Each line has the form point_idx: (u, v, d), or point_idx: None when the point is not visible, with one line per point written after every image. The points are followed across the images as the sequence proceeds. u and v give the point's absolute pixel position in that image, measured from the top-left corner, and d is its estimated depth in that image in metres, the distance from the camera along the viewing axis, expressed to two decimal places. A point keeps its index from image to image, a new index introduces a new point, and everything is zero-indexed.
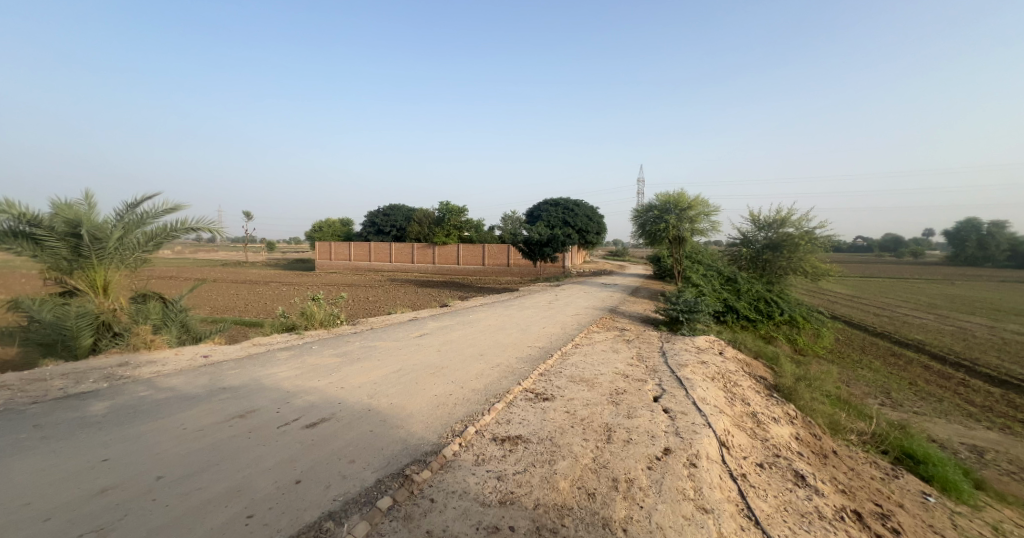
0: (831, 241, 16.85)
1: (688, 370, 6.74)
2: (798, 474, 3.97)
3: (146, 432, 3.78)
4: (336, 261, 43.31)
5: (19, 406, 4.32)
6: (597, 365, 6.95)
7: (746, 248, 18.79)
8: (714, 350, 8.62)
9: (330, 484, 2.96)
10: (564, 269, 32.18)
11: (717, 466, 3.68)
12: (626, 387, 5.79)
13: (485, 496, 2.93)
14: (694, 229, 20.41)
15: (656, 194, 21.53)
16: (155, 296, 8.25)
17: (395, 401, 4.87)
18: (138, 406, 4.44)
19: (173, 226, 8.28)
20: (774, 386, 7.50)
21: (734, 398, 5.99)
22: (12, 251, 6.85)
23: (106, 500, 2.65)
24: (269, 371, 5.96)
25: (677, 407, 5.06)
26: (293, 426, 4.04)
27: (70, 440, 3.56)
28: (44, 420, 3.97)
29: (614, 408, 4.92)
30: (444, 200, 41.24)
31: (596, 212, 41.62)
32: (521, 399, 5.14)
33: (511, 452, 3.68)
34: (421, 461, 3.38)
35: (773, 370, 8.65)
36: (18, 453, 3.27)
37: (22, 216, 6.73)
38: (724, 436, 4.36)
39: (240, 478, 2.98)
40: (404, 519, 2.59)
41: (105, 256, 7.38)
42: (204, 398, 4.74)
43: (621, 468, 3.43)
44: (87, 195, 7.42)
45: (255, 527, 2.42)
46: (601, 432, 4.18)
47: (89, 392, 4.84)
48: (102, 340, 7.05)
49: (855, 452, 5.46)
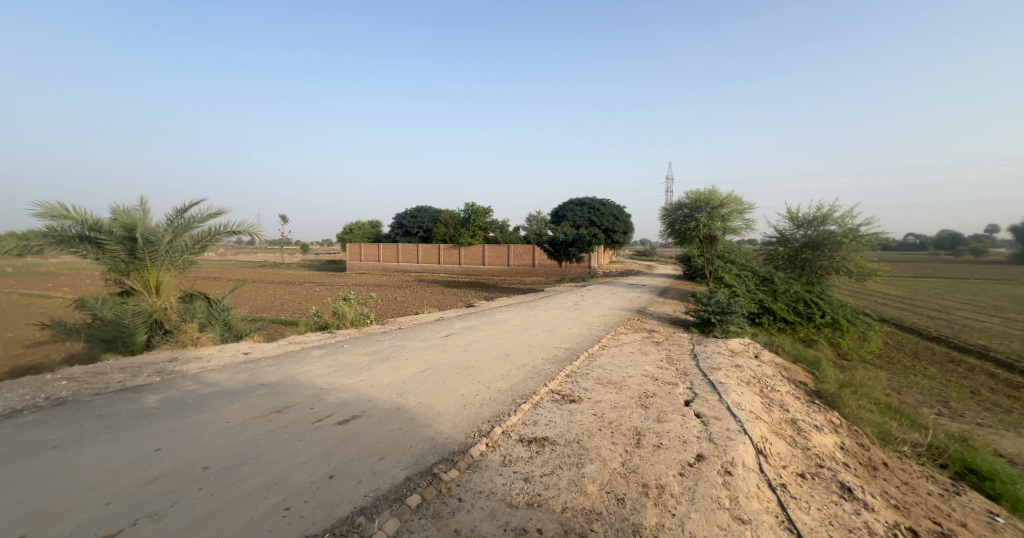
0: (879, 239, 15.84)
1: (721, 373, 6.51)
2: (845, 486, 3.74)
3: (193, 425, 4.00)
4: (366, 263, 44.59)
5: (84, 397, 4.68)
6: (625, 367, 6.83)
7: (783, 248, 18.02)
8: (749, 353, 8.26)
9: (362, 480, 3.03)
10: (590, 269, 31.77)
11: (755, 475, 3.52)
12: (655, 390, 5.64)
13: (512, 497, 2.92)
14: (726, 228, 19.73)
15: (686, 192, 20.89)
16: (201, 296, 8.75)
17: (423, 400, 4.93)
18: (186, 400, 4.70)
19: (217, 230, 8.78)
20: (815, 392, 7.12)
21: (772, 404, 5.73)
22: (77, 254, 7.43)
23: (158, 487, 2.82)
24: (304, 368, 6.19)
25: (710, 412, 4.86)
26: (326, 422, 4.17)
27: (127, 430, 3.81)
28: (105, 410, 4.28)
29: (644, 412, 4.80)
30: (470, 202, 42.32)
31: (622, 212, 41.31)
32: (548, 400, 5.11)
33: (538, 453, 3.65)
34: (449, 460, 3.41)
35: (815, 375, 8.22)
36: (83, 441, 3.53)
37: (84, 222, 7.29)
38: (763, 444, 4.16)
39: (278, 472, 3.10)
40: (432, 517, 2.63)
41: (157, 258, 7.89)
42: (244, 394, 4.97)
43: (651, 473, 3.34)
44: (141, 202, 7.96)
45: (292, 520, 2.51)
46: (631, 436, 4.08)
47: (144, 386, 5.18)
48: (155, 336, 7.55)
49: (909, 465, 5.10)
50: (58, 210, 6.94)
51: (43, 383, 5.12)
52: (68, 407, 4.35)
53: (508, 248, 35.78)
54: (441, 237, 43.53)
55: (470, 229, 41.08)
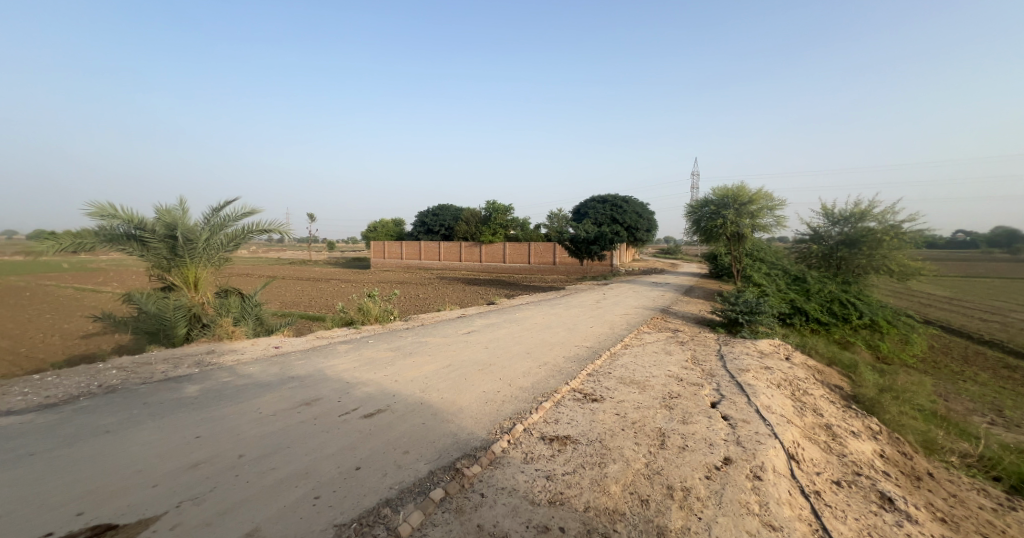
0: (924, 236, 14.96)
1: (750, 375, 6.31)
2: (886, 496, 3.56)
3: (229, 415, 4.19)
4: (389, 261, 45.47)
5: (132, 386, 4.98)
6: (649, 367, 6.71)
7: (817, 245, 17.28)
8: (780, 355, 7.97)
9: (387, 472, 3.10)
10: (613, 267, 31.34)
11: (787, 481, 3.40)
12: (679, 391, 5.52)
13: (534, 495, 2.92)
14: (755, 225, 19.09)
15: (712, 189, 20.31)
16: (235, 291, 9.14)
17: (445, 396, 5.00)
18: (223, 391, 4.93)
19: (250, 228, 9.14)
20: (852, 397, 6.80)
21: (805, 408, 5.52)
22: (125, 252, 7.89)
23: (198, 472, 2.97)
24: (331, 363, 6.37)
25: (738, 415, 4.72)
26: (352, 415, 4.29)
27: (170, 418, 4.03)
28: (150, 399, 4.54)
29: (668, 413, 4.71)
30: (491, 201, 42.51)
31: (646, 209, 40.56)
32: (570, 399, 5.08)
33: (560, 452, 3.64)
34: (471, 455, 3.45)
35: (852, 379, 7.85)
36: (131, 427, 3.75)
37: (131, 222, 7.73)
38: (794, 449, 4.01)
39: (308, 462, 3.21)
40: (456, 511, 2.66)
41: (195, 255, 8.28)
42: (276, 386, 5.17)
43: (676, 476, 3.27)
44: (181, 201, 8.37)
45: (322, 508, 2.59)
46: (655, 437, 4.01)
47: (184, 376, 5.46)
48: (194, 329, 7.96)
49: (958, 477, 4.80)
50: (109, 210, 7.39)
51: (96, 372, 5.48)
52: (118, 395, 4.63)
53: (530, 245, 35.71)
54: (463, 234, 43.85)
55: (491, 227, 41.23)
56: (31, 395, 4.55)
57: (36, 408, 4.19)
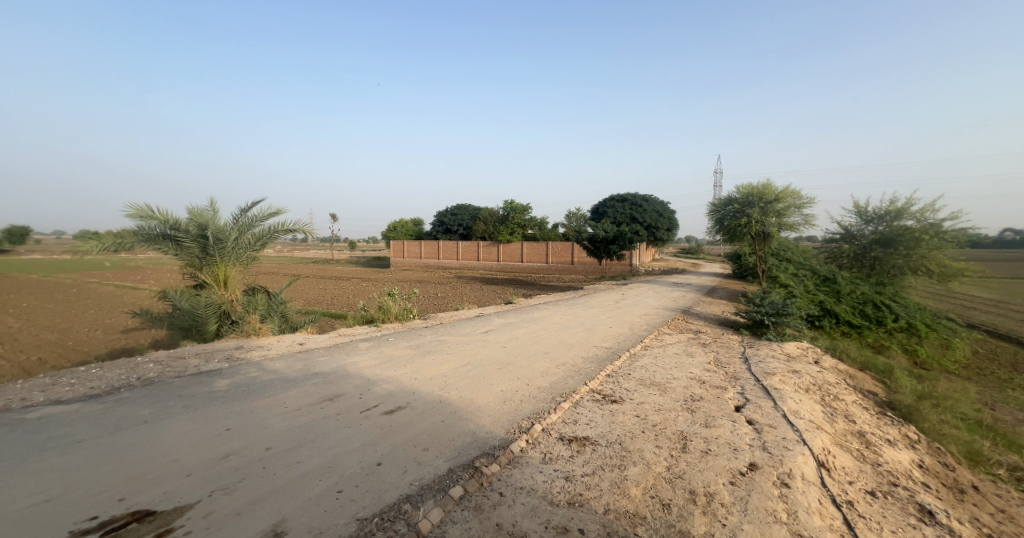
0: (967, 235, 14.17)
1: (776, 378, 6.11)
2: (925, 508, 3.38)
3: (257, 408, 4.33)
4: (408, 260, 46.12)
5: (167, 379, 5.20)
6: (670, 369, 6.59)
7: (849, 245, 16.62)
8: (809, 358, 7.69)
9: (407, 469, 3.14)
10: (632, 267, 30.91)
11: (816, 489, 3.27)
12: (702, 393, 5.40)
13: (553, 495, 2.91)
14: (782, 224, 18.50)
15: (737, 186, 19.76)
16: (262, 289, 9.43)
17: (463, 394, 5.04)
18: (251, 385, 5.10)
19: (276, 228, 9.42)
20: (887, 403, 6.50)
21: (835, 414, 5.31)
22: (161, 251, 8.26)
23: (229, 463, 3.08)
24: (353, 360, 6.51)
25: (764, 419, 4.58)
26: (374, 412, 4.37)
27: (202, 410, 4.20)
28: (184, 392, 4.74)
29: (690, 416, 4.61)
30: (509, 200, 42.56)
31: (667, 208, 39.89)
32: (589, 400, 5.04)
33: (579, 453, 3.61)
34: (490, 454, 3.46)
35: (887, 385, 7.51)
36: (166, 418, 3.92)
37: (167, 222, 8.09)
38: (825, 456, 3.87)
39: (331, 456, 3.29)
40: (475, 509, 2.68)
41: (225, 254, 8.59)
42: (301, 382, 5.31)
43: (699, 480, 3.20)
44: (212, 202, 8.70)
45: (344, 502, 2.65)
46: (676, 441, 3.94)
47: (215, 370, 5.69)
48: (224, 326, 8.28)
49: (1006, 491, 4.52)
50: (146, 211, 7.75)
51: (134, 365, 5.76)
52: (155, 387, 4.86)
53: (547, 245, 35.59)
54: (481, 234, 44.08)
55: (509, 227, 41.26)
56: (77, 386, 4.82)
57: (81, 398, 4.44)
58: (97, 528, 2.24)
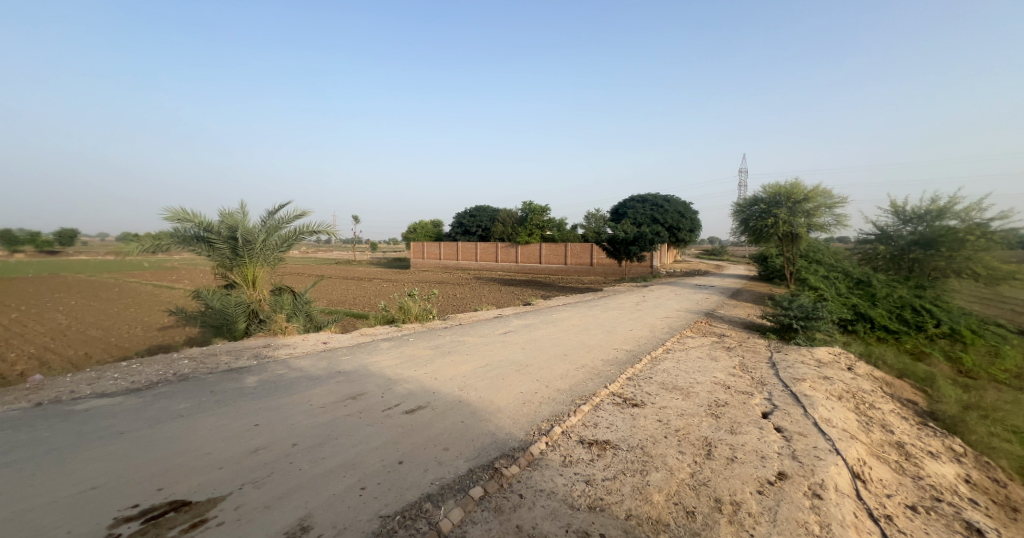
0: (1017, 236, 13.30)
1: (806, 385, 5.88)
2: (973, 526, 3.18)
3: (284, 405, 4.46)
4: (427, 261, 46.69)
5: (200, 375, 5.42)
6: (693, 373, 6.43)
7: (884, 246, 15.87)
8: (842, 364, 7.36)
9: (428, 468, 3.17)
10: (653, 268, 30.37)
11: (851, 501, 3.13)
12: (727, 399, 5.25)
13: (574, 499, 2.88)
14: (811, 225, 17.82)
15: (763, 186, 19.16)
16: (288, 289, 9.71)
17: (483, 395, 5.05)
18: (278, 382, 5.26)
19: (302, 230, 9.70)
20: (929, 414, 6.14)
21: (871, 423, 5.07)
22: (195, 252, 8.63)
23: (258, 458, 3.18)
24: (375, 359, 6.62)
25: (793, 427, 4.42)
26: (395, 410, 4.44)
27: (233, 405, 4.35)
28: (216, 387, 4.93)
29: (714, 422, 4.49)
30: (528, 201, 42.54)
31: (689, 208, 39.10)
32: (609, 403, 4.97)
33: (599, 457, 3.57)
34: (509, 456, 3.45)
35: (928, 394, 7.11)
36: (200, 413, 4.08)
37: (200, 224, 8.45)
38: (859, 468, 3.69)
39: (354, 454, 3.35)
40: (494, 509, 2.68)
41: (254, 255, 8.89)
42: (325, 380, 5.45)
43: (724, 488, 3.11)
44: (242, 205, 9.02)
45: (367, 499, 2.69)
46: (700, 447, 3.84)
47: (245, 367, 5.90)
48: (252, 324, 8.57)
49: None
50: (182, 214, 8.12)
51: (170, 361, 6.02)
52: (189, 383, 5.07)
53: (566, 246, 35.37)
54: (499, 235, 44.20)
55: (527, 228, 41.25)
56: (120, 379, 5.09)
57: (124, 392, 4.68)
58: (138, 515, 2.35)
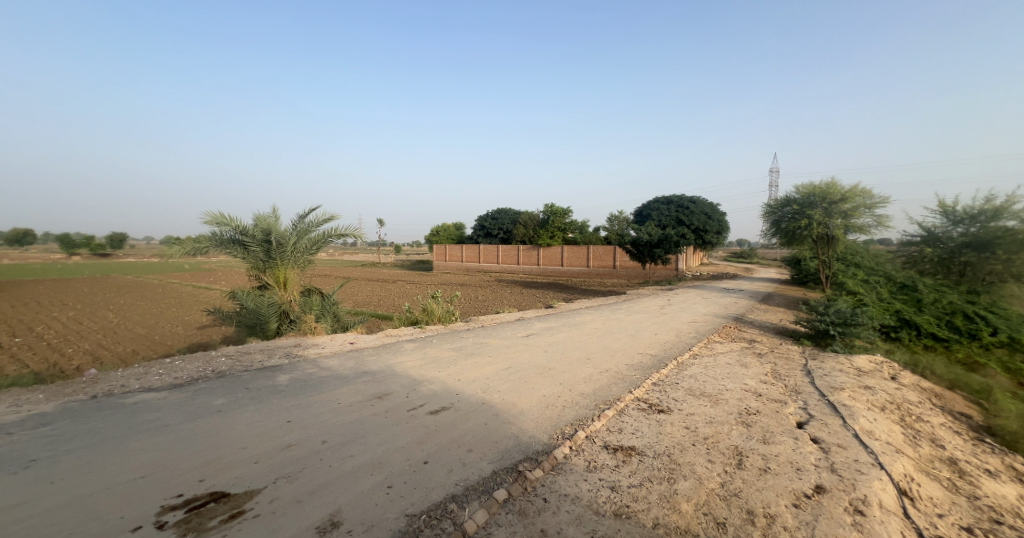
0: None
1: (845, 394, 5.59)
2: None
3: (314, 403, 4.60)
4: (450, 263, 47.28)
5: (236, 372, 5.66)
6: (722, 379, 6.22)
7: (931, 248, 14.94)
8: (884, 374, 6.95)
9: (453, 468, 3.19)
10: (679, 271, 29.66)
11: (898, 520, 2.94)
12: (759, 407, 5.05)
13: (599, 505, 2.83)
14: (849, 226, 17.00)
15: (796, 186, 18.42)
16: (316, 291, 10.01)
17: (506, 398, 5.05)
18: (308, 381, 5.43)
19: (330, 233, 10.00)
20: (985, 429, 5.70)
21: (918, 437, 4.76)
22: (232, 254, 9.04)
23: (291, 453, 3.30)
24: (399, 360, 6.73)
25: (831, 439, 4.20)
26: (419, 411, 4.50)
27: (267, 402, 4.52)
28: (251, 385, 5.12)
29: (745, 430, 4.33)
30: (549, 203, 42.49)
31: (717, 210, 38.02)
32: (634, 408, 4.88)
33: (625, 463, 3.50)
34: (533, 459, 3.44)
35: (983, 407, 6.61)
36: (236, 409, 4.26)
37: (237, 228, 8.85)
38: (906, 484, 3.47)
39: (381, 452, 3.41)
40: (519, 513, 2.67)
41: (285, 257, 9.23)
42: (352, 379, 5.58)
43: (757, 500, 2.99)
44: (275, 210, 9.39)
45: (393, 498, 2.73)
46: (731, 456, 3.70)
47: (276, 365, 6.12)
48: (283, 324, 8.89)
49: None
50: (220, 218, 8.53)
51: (209, 358, 6.31)
52: (227, 379, 5.30)
53: (589, 249, 35.04)
54: (521, 238, 44.26)
55: (549, 230, 41.18)
56: (164, 375, 5.37)
57: (168, 387, 4.93)
58: (182, 504, 2.47)
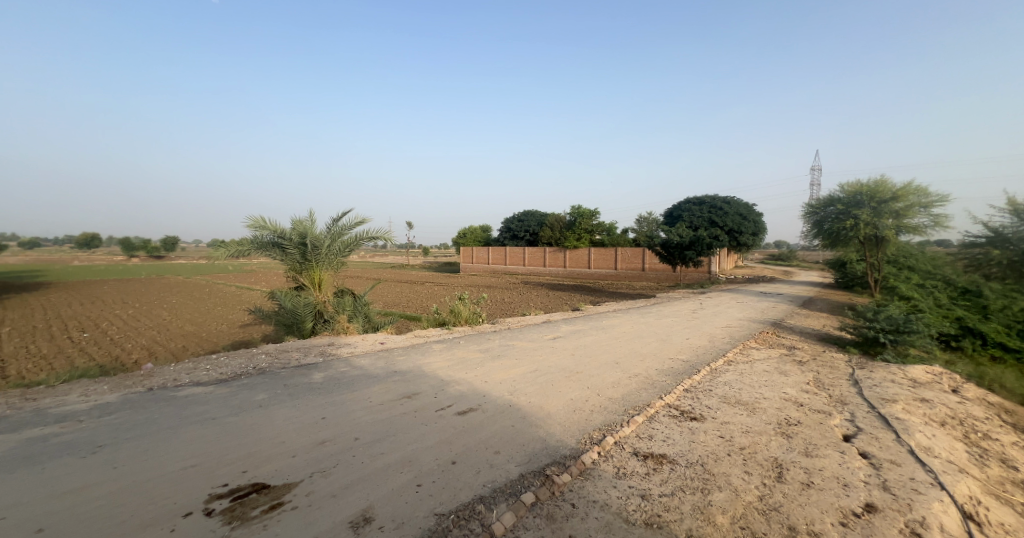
0: None
1: (898, 407, 5.21)
2: None
3: (348, 400, 4.74)
4: (476, 265, 47.77)
5: (275, 369, 5.91)
6: (759, 387, 5.94)
7: (998, 249, 13.69)
8: (943, 386, 6.42)
9: (480, 470, 3.20)
10: (712, 274, 28.63)
11: None
12: (800, 418, 4.79)
13: (628, 513, 2.76)
14: (901, 226, 15.88)
15: (841, 184, 17.42)
16: (348, 292, 10.32)
17: (533, 400, 5.02)
18: (341, 379, 5.60)
19: (362, 236, 10.29)
20: None
21: (985, 456, 4.36)
22: (272, 256, 9.47)
23: (326, 449, 3.40)
24: (427, 361, 6.83)
25: (882, 454, 3.92)
26: (447, 411, 4.54)
27: (303, 399, 4.70)
28: (289, 382, 5.34)
29: (786, 442, 4.11)
30: (575, 204, 42.32)
31: (753, 210, 36.53)
32: (665, 414, 4.74)
33: (656, 471, 3.39)
34: (561, 463, 3.39)
35: None
36: (275, 404, 4.44)
37: (276, 232, 9.27)
38: (971, 507, 3.18)
39: (410, 451, 3.47)
40: (547, 517, 2.63)
41: (320, 259, 9.58)
42: (382, 378, 5.71)
43: (800, 516, 2.82)
44: (310, 214, 9.77)
45: (423, 496, 2.76)
46: (770, 468, 3.52)
47: (312, 363, 6.36)
48: (318, 323, 9.23)
49: None
50: (260, 222, 8.96)
51: (251, 355, 6.64)
52: (267, 376, 5.55)
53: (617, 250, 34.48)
54: (547, 240, 44.15)
55: (576, 232, 40.90)
56: (211, 371, 5.69)
57: (214, 382, 5.21)
58: (228, 493, 2.60)
